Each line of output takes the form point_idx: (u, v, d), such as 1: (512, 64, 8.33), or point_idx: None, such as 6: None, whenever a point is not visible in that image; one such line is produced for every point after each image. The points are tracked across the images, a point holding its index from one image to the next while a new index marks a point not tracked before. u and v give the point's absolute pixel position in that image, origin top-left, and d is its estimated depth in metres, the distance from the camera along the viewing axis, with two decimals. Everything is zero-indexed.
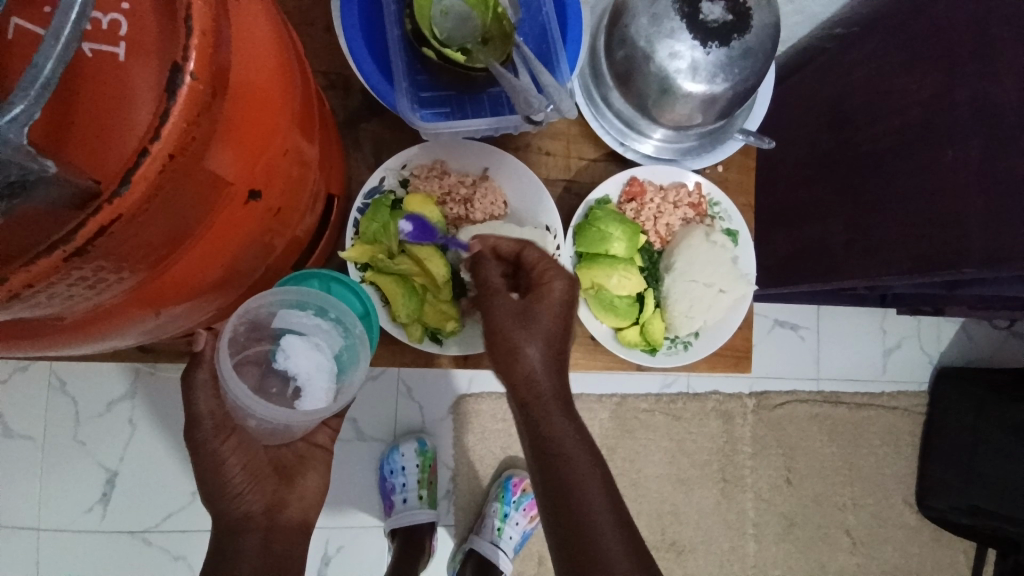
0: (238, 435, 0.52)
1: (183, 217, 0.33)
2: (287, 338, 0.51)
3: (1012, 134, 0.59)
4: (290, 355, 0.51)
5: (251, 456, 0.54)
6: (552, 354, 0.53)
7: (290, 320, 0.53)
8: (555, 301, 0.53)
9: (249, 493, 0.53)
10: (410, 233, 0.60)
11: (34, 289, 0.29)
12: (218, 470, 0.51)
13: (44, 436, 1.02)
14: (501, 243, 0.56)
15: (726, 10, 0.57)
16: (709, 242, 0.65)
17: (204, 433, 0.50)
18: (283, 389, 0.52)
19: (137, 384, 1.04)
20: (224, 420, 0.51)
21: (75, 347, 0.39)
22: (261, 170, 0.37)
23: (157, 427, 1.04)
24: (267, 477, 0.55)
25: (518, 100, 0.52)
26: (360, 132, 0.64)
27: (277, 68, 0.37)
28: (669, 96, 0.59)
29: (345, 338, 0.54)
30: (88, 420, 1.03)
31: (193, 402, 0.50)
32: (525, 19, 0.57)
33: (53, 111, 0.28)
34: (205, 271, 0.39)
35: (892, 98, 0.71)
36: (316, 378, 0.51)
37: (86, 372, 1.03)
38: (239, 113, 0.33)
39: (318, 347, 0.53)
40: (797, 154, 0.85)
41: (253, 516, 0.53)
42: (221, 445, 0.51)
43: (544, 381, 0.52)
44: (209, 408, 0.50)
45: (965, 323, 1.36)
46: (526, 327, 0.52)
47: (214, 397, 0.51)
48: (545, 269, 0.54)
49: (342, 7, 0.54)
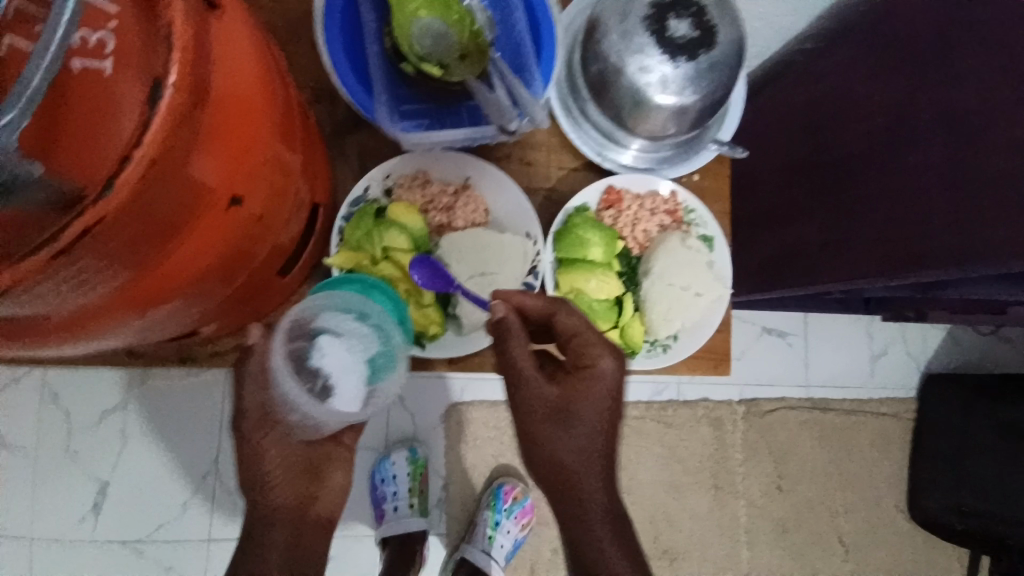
0: (277, 431, 0.55)
1: (167, 220, 0.35)
2: (325, 335, 0.50)
3: (973, 135, 0.60)
4: (325, 352, 0.49)
5: (287, 451, 0.56)
6: (591, 452, 0.55)
7: (330, 320, 0.52)
8: (596, 391, 0.54)
9: (281, 488, 0.56)
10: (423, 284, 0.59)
11: (22, 289, 0.30)
12: (258, 462, 0.55)
13: (38, 447, 1.04)
14: (528, 303, 0.55)
15: (692, 27, 0.59)
16: (685, 247, 0.67)
17: (248, 426, 0.55)
18: (312, 388, 0.49)
19: (130, 395, 1.04)
20: (264, 416, 0.54)
21: (60, 350, 0.41)
22: (242, 177, 0.39)
23: (147, 438, 1.05)
24: (299, 473, 0.57)
25: (491, 111, 0.56)
26: (347, 144, 0.66)
27: (258, 82, 0.39)
28: (641, 107, 0.61)
29: (382, 343, 0.53)
30: (81, 432, 1.04)
31: (245, 395, 0.55)
32: (500, 34, 0.60)
33: (41, 119, 0.29)
34: (187, 274, 0.41)
35: (865, 106, 0.73)
36: (352, 383, 0.50)
37: (78, 383, 1.04)
38: (220, 122, 0.35)
39: (353, 348, 0.51)
40: (777, 162, 0.87)
41: (278, 510, 0.55)
42: (263, 438, 0.54)
43: (583, 480, 0.55)
44: (255, 402, 0.54)
45: (952, 328, 1.38)
46: (561, 429, 0.54)
47: (261, 392, 0.54)
48: (586, 347, 0.55)
49: (325, 19, 0.57)
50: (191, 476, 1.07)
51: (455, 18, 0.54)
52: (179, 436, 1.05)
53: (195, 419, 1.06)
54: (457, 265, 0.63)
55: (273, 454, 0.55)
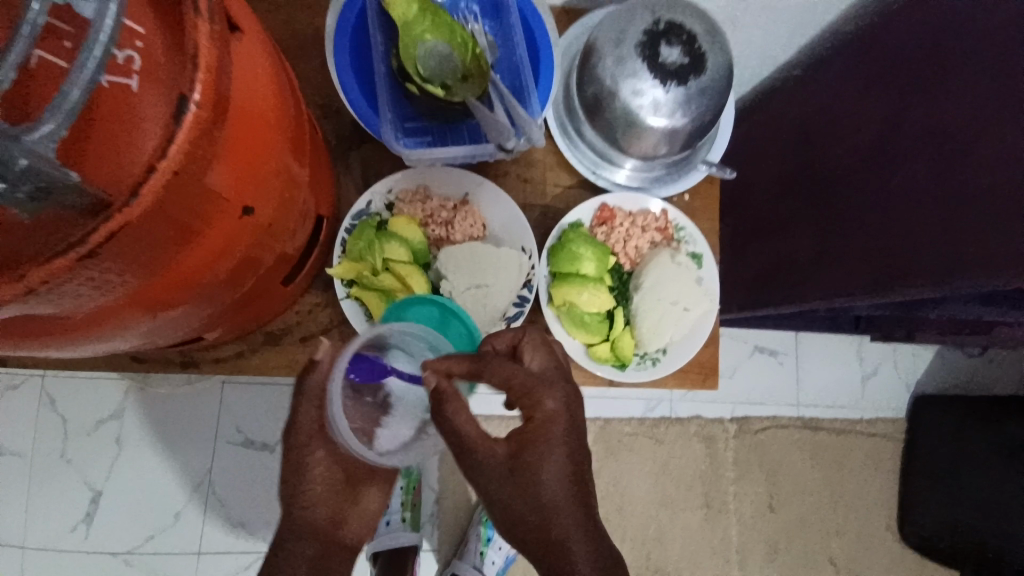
0: (325, 448, 0.57)
1: (183, 226, 0.37)
2: (396, 355, 0.57)
3: (953, 157, 0.62)
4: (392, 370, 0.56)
5: (331, 468, 0.57)
6: (569, 504, 0.48)
7: (405, 342, 0.57)
8: (551, 433, 0.49)
9: (317, 505, 0.57)
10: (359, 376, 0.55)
11: (46, 288, 0.32)
12: (301, 475, 0.56)
13: (32, 455, 1.10)
14: (456, 366, 0.50)
15: (683, 52, 0.62)
16: (675, 263, 0.70)
17: (297, 438, 0.56)
18: (373, 399, 0.57)
19: (123, 404, 1.12)
20: (316, 432, 0.56)
21: (70, 348, 0.42)
22: (254, 187, 0.41)
23: (140, 447, 1.12)
24: (337, 492, 0.58)
25: (490, 129, 0.58)
26: (351, 158, 0.68)
27: (271, 98, 0.41)
28: (634, 129, 0.65)
29: None
30: (76, 441, 1.12)
31: (298, 412, 0.56)
32: (501, 57, 0.63)
33: (71, 139, 0.31)
34: (197, 278, 0.43)
35: (847, 131, 0.76)
36: (402, 412, 0.57)
37: (73, 394, 1.11)
38: (236, 136, 0.38)
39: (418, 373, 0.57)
40: (767, 184, 0.90)
41: (320, 527, 0.56)
42: (309, 452, 0.56)
43: (568, 544, 0.48)
44: (308, 418, 0.56)
45: (942, 350, 1.39)
46: (529, 494, 0.48)
47: (313, 411, 0.56)
48: (528, 391, 0.50)
49: (335, 42, 0.60)
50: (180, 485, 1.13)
51: (459, 42, 0.58)
52: (168, 446, 1.12)
53: (183, 431, 1.13)
54: (454, 277, 0.65)
55: (317, 470, 0.57)
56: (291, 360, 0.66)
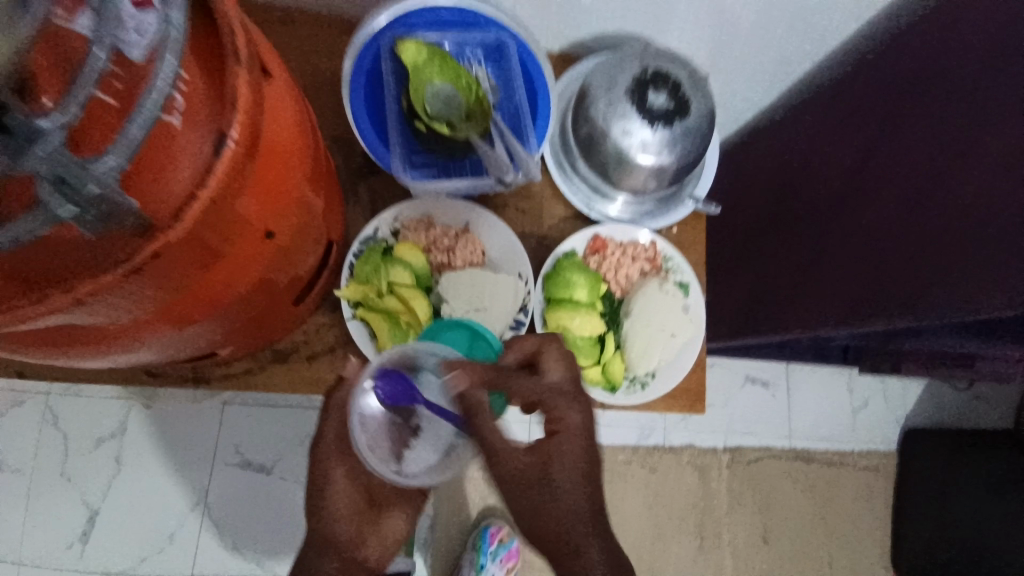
0: (348, 464, 0.61)
1: (214, 247, 0.41)
2: (427, 377, 0.57)
3: (915, 196, 0.66)
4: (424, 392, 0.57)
5: (354, 484, 0.62)
6: (586, 512, 0.50)
7: (435, 364, 0.58)
8: (569, 445, 0.52)
9: (341, 522, 0.61)
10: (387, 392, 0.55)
11: (94, 300, 0.36)
12: (325, 490, 0.60)
13: (32, 471, 1.20)
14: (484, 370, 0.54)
15: (669, 98, 0.68)
16: (662, 292, 0.74)
17: (324, 454, 0.60)
18: (406, 423, 0.57)
19: (124, 425, 1.21)
20: (341, 448, 0.60)
21: (98, 357, 0.46)
22: (276, 213, 0.46)
23: (136, 468, 1.21)
24: (360, 510, 0.62)
25: (491, 164, 0.66)
26: (360, 187, 0.73)
27: (294, 134, 0.46)
28: (625, 166, 0.70)
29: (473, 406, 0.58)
30: (76, 461, 1.20)
31: (325, 428, 0.60)
32: (502, 99, 0.68)
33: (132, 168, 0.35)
34: (219, 295, 0.46)
35: (823, 171, 0.81)
36: (433, 439, 0.57)
37: (78, 415, 1.21)
38: (263, 168, 0.42)
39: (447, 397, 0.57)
40: (753, 220, 0.95)
41: (337, 542, 0.60)
42: (333, 469, 0.60)
43: (584, 549, 0.49)
44: (335, 433, 0.60)
45: (931, 384, 1.41)
46: (546, 497, 0.50)
47: (339, 425, 0.60)
48: (549, 405, 0.54)
49: (349, 84, 0.65)
50: (172, 504, 1.20)
51: (463, 85, 0.63)
52: (163, 467, 1.21)
53: (177, 454, 1.21)
54: (454, 300, 0.69)
55: (341, 486, 0.61)
56: (298, 377, 0.69)
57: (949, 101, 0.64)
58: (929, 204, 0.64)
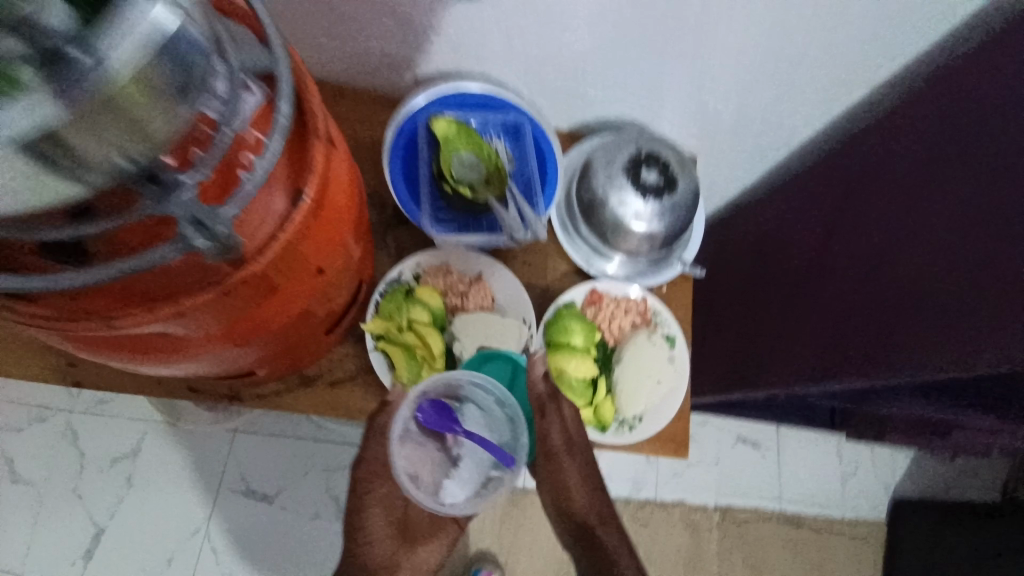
0: (386, 486, 0.68)
1: (281, 278, 0.51)
2: (469, 407, 0.69)
3: (876, 269, 0.75)
4: (466, 419, 0.69)
5: (389, 507, 0.68)
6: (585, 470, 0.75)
7: (477, 396, 0.70)
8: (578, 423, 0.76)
9: (375, 544, 0.66)
10: (429, 417, 0.67)
11: (191, 313, 0.46)
12: (362, 511, 0.67)
13: (44, 485, 1.24)
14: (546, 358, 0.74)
15: (659, 175, 0.80)
16: (651, 342, 0.83)
17: (362, 474, 0.68)
18: (447, 450, 0.69)
19: (139, 445, 1.27)
20: (377, 470, 0.67)
21: (169, 363, 0.55)
22: (330, 252, 0.55)
23: (146, 489, 1.26)
24: (392, 536, 0.68)
25: (506, 225, 0.78)
26: (388, 236, 0.83)
27: (348, 190, 0.56)
28: (620, 230, 0.81)
29: (509, 434, 0.70)
30: (88, 477, 1.25)
31: (366, 450, 0.67)
32: (517, 167, 0.80)
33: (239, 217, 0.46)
34: (275, 318, 0.56)
35: (800, 244, 0.91)
36: (469, 467, 0.67)
37: (96, 433, 1.27)
38: (326, 216, 0.52)
39: (486, 425, 0.69)
40: (740, 285, 1.05)
41: (371, 567, 0.65)
42: (371, 489, 0.67)
43: (581, 491, 0.75)
44: (373, 456, 0.67)
45: (919, 455, 1.46)
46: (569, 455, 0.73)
47: (380, 447, 0.67)
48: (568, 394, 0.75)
49: (390, 149, 0.78)
50: (175, 527, 1.25)
51: (485, 156, 0.76)
52: (171, 490, 1.26)
53: (186, 477, 1.27)
54: (465, 339, 0.78)
55: (375, 508, 0.68)
56: (320, 400, 0.78)
57: (899, 195, 0.75)
58: (885, 277, 0.74)
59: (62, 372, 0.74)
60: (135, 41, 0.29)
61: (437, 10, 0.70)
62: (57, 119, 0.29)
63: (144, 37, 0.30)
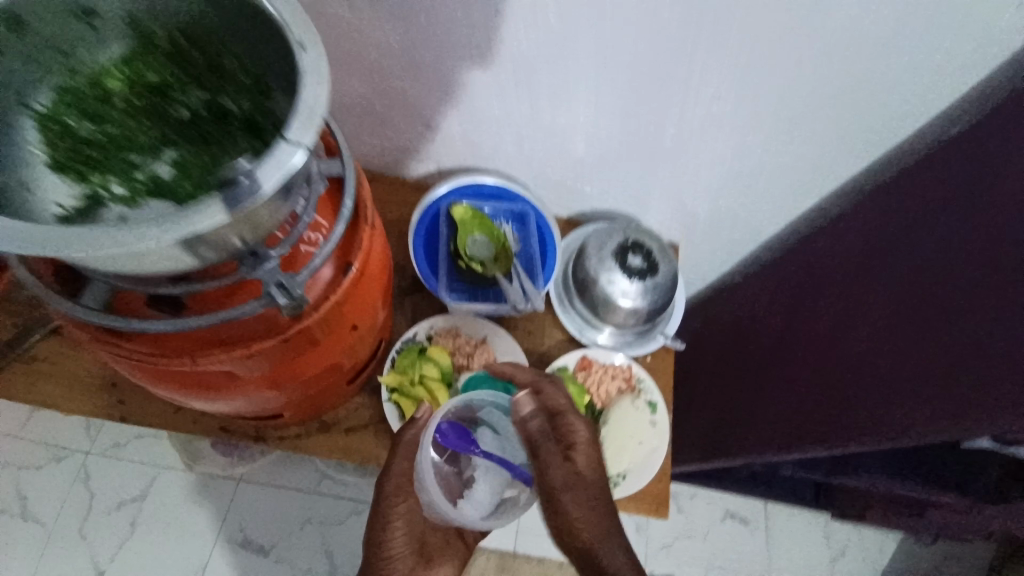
0: (408, 502, 0.78)
1: (327, 332, 0.62)
2: (485, 430, 0.81)
3: (838, 350, 0.86)
4: (483, 441, 0.80)
5: (410, 523, 0.79)
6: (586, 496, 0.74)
7: (493, 419, 0.82)
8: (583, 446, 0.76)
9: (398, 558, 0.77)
10: (450, 435, 0.78)
11: (256, 355, 0.57)
12: (386, 525, 0.77)
13: (53, 524, 1.29)
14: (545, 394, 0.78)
15: (644, 259, 0.93)
16: (634, 407, 0.93)
17: (389, 489, 0.76)
18: (466, 470, 0.79)
19: (148, 489, 1.33)
20: (402, 485, 0.77)
21: (224, 400, 0.66)
22: (365, 313, 0.67)
23: (150, 533, 1.30)
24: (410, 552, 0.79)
25: (510, 295, 0.89)
26: (405, 300, 0.95)
27: (384, 263, 0.69)
28: (610, 304, 0.93)
29: (524, 452, 0.80)
30: (95, 518, 1.30)
31: (392, 464, 0.76)
32: (521, 247, 0.93)
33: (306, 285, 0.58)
34: (316, 366, 0.67)
35: (771, 325, 1.02)
36: (485, 485, 0.78)
37: (109, 475, 1.33)
38: (366, 284, 0.64)
39: (502, 445, 0.80)
40: (721, 361, 1.15)
41: None
42: (395, 504, 0.77)
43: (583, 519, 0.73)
44: (399, 470, 0.76)
45: (905, 540, 1.48)
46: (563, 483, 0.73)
47: (405, 462, 0.77)
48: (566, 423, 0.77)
49: (415, 229, 0.92)
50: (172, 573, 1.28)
51: (496, 238, 0.90)
52: (174, 536, 1.30)
53: (189, 523, 1.31)
54: None
55: (398, 523, 0.77)
56: (335, 445, 0.86)
57: (842, 285, 0.87)
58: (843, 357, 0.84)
59: (112, 409, 0.85)
60: (284, 175, 0.40)
61: (460, 118, 0.86)
62: (221, 221, 0.39)
63: (288, 171, 0.40)
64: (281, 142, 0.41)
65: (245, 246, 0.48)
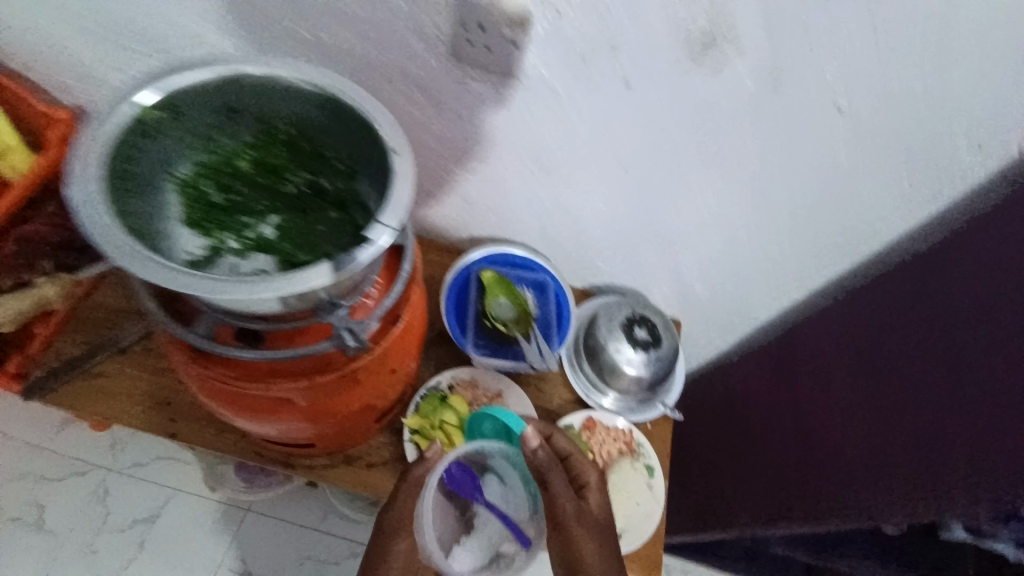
0: (408, 539, 0.84)
1: (373, 373, 0.73)
2: (492, 478, 0.91)
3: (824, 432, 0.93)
4: (487, 489, 0.90)
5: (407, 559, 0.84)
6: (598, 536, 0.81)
7: (501, 469, 0.91)
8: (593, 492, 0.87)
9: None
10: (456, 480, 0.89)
11: (316, 386, 0.68)
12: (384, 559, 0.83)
13: (67, 536, 1.35)
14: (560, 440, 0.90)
15: (649, 333, 1.03)
16: (632, 468, 1.00)
17: (389, 526, 0.84)
18: (466, 513, 0.90)
19: (160, 511, 1.39)
20: (401, 523, 0.84)
21: (276, 426, 0.75)
22: (404, 359, 0.78)
23: (156, 554, 1.35)
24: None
25: (529, 355, 1.00)
26: (431, 351, 1.05)
27: (423, 317, 0.80)
28: (616, 371, 1.02)
29: (526, 502, 0.90)
30: (107, 534, 1.36)
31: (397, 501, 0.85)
32: (540, 312, 1.04)
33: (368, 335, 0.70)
34: (358, 403, 0.77)
35: (763, 404, 1.09)
36: (479, 534, 0.88)
37: (126, 493, 1.40)
38: (409, 334, 0.76)
39: (505, 495, 0.90)
40: (718, 434, 1.22)
41: None
42: (395, 541, 0.84)
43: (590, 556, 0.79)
44: (403, 507, 0.85)
45: None
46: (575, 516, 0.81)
47: (410, 501, 0.85)
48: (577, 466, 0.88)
49: (448, 289, 1.03)
50: None
51: (519, 302, 1.01)
52: (179, 560, 1.35)
53: (195, 548, 1.37)
54: None
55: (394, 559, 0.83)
56: (356, 478, 0.94)
57: (827, 373, 0.95)
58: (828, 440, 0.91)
59: (162, 426, 0.95)
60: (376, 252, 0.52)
61: (495, 198, 0.99)
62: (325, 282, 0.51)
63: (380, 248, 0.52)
64: (376, 225, 0.53)
65: (326, 296, 0.59)
